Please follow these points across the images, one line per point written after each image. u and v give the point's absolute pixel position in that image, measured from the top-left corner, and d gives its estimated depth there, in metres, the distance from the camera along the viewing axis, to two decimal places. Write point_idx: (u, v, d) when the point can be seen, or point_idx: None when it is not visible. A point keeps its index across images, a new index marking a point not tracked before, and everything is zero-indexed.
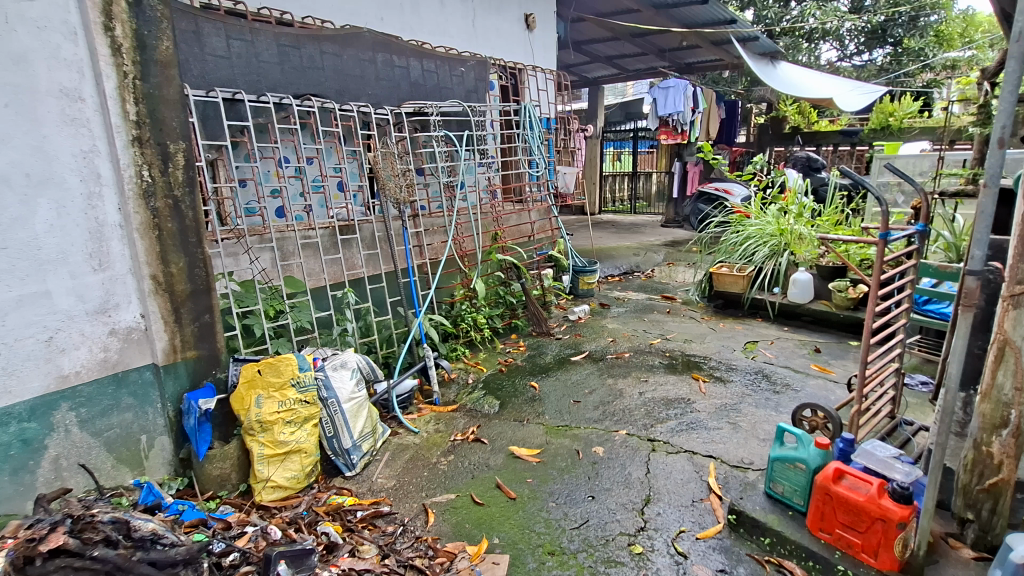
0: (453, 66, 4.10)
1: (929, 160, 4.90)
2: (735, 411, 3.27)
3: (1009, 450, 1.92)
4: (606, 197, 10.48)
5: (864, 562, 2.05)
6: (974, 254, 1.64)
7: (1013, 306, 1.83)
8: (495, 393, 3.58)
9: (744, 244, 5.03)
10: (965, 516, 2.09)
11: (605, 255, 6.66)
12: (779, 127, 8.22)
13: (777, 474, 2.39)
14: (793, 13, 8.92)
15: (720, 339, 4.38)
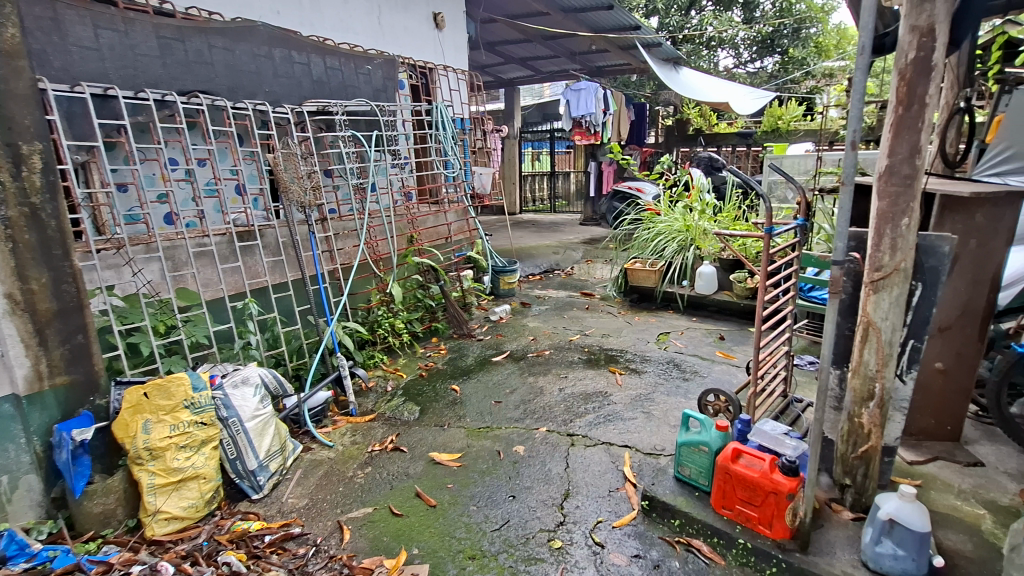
0: (359, 64, 3.97)
1: (811, 160, 5.39)
2: (648, 400, 3.42)
3: (876, 419, 2.16)
4: (527, 197, 10.63)
5: (761, 533, 2.21)
6: (838, 245, 1.81)
7: (874, 291, 2.03)
8: (415, 399, 3.51)
9: (654, 240, 5.28)
10: (844, 482, 2.30)
11: (526, 254, 6.75)
12: (683, 129, 8.73)
13: (684, 458, 2.52)
14: (692, 21, 9.50)
15: (634, 332, 4.57)
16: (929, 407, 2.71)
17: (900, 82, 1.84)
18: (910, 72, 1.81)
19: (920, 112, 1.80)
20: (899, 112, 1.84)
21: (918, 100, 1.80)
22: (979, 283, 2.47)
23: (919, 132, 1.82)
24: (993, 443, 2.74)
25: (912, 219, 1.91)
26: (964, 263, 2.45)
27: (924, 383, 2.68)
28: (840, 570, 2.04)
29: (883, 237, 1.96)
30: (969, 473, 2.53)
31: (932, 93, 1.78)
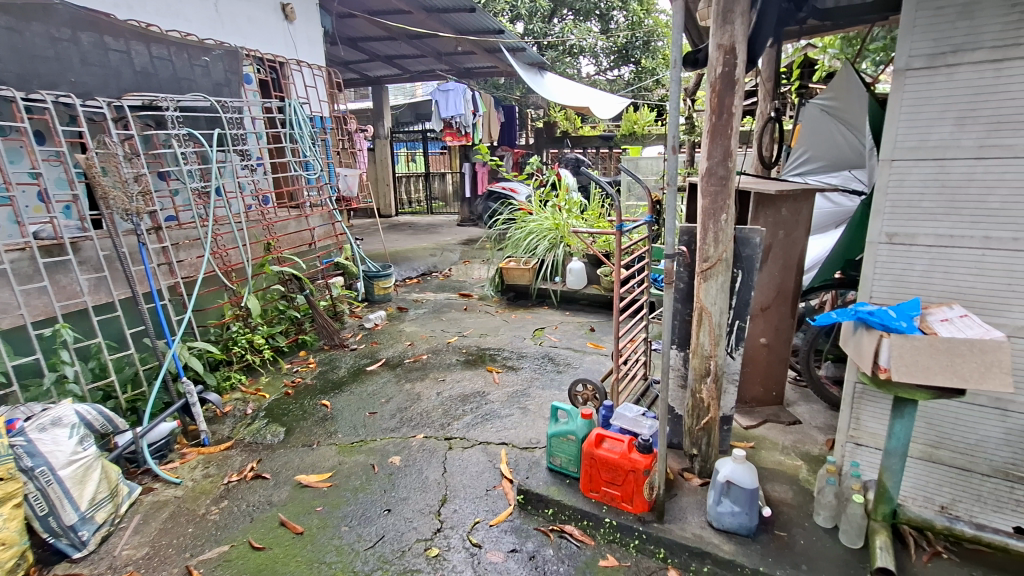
0: (194, 55, 3.59)
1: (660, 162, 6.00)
2: (524, 395, 3.51)
3: (713, 393, 2.42)
4: (402, 199, 10.41)
5: (624, 510, 2.37)
6: (668, 241, 2.00)
7: (704, 280, 2.27)
8: (280, 420, 3.26)
9: (527, 239, 5.44)
10: (692, 452, 2.55)
11: (401, 258, 6.60)
12: (551, 131, 9.12)
13: (555, 448, 2.62)
14: (554, 29, 9.97)
15: (511, 330, 4.67)
16: (758, 377, 3.11)
17: (712, 92, 2.07)
18: (719, 85, 2.05)
19: (728, 120, 2.04)
20: (713, 120, 2.07)
21: (726, 110, 2.04)
22: (788, 268, 2.89)
23: (729, 138, 2.07)
24: (807, 403, 3.22)
25: (729, 214, 2.17)
26: (776, 251, 2.84)
27: (752, 356, 3.06)
28: (691, 533, 2.25)
29: (707, 231, 2.21)
30: (789, 431, 2.95)
31: (736, 105, 2.03)
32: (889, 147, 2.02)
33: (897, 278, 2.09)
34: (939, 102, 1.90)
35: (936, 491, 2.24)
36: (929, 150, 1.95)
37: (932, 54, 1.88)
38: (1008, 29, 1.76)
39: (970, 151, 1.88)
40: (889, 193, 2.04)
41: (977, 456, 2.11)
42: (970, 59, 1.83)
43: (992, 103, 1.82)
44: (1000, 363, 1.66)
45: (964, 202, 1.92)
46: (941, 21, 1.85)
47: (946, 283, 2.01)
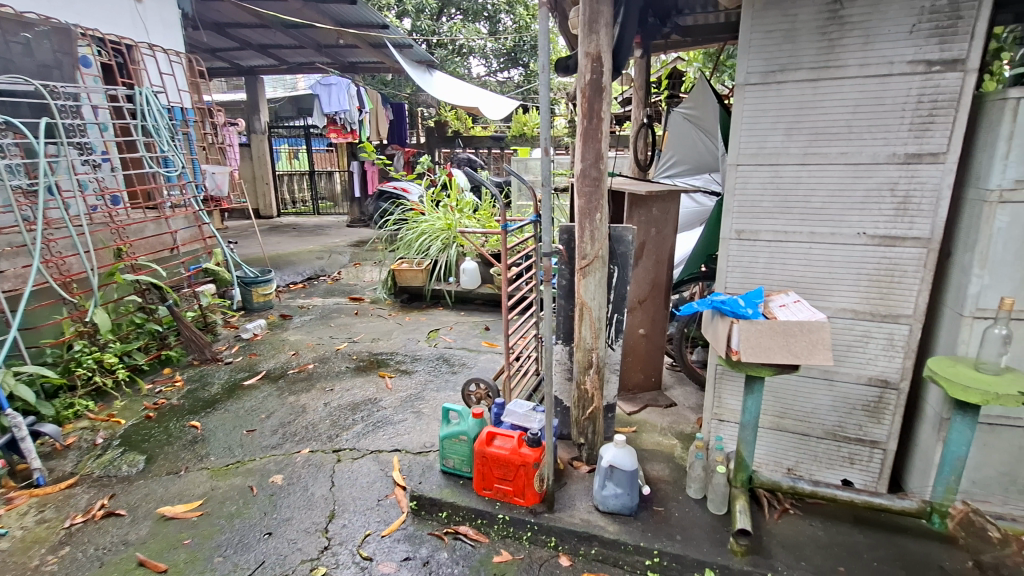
0: (9, 29, 3.14)
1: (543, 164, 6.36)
2: (418, 399, 3.45)
3: (595, 383, 2.56)
4: (285, 198, 9.77)
5: (516, 504, 2.43)
6: (545, 239, 2.08)
7: (584, 276, 2.39)
8: (138, 447, 2.90)
9: (418, 240, 5.33)
10: (580, 441, 2.68)
11: (284, 261, 6.18)
12: (443, 131, 9.06)
13: (448, 450, 2.60)
14: (443, 28, 9.92)
15: (405, 333, 4.56)
16: (638, 365, 3.33)
17: (582, 97, 2.18)
18: (588, 91, 2.16)
19: (597, 125, 2.16)
20: (584, 125, 2.19)
21: (596, 115, 2.16)
22: (660, 263, 3.12)
23: (599, 142, 2.19)
24: (681, 386, 3.52)
25: (603, 214, 2.31)
26: (649, 248, 3.07)
27: (632, 345, 3.27)
28: (579, 519, 2.36)
29: (584, 229, 2.32)
30: (667, 413, 3.20)
31: (605, 110, 2.16)
32: (735, 153, 2.26)
33: (745, 270, 2.36)
34: (772, 113, 2.16)
35: (783, 455, 2.56)
36: (766, 156, 2.21)
37: (765, 71, 2.13)
38: (821, 52, 2.04)
39: (798, 157, 2.16)
40: (737, 194, 2.29)
41: (813, 422, 2.44)
42: (794, 77, 2.10)
43: (812, 117, 2.11)
44: (822, 340, 1.95)
45: (795, 202, 2.20)
46: (770, 43, 2.10)
47: (783, 273, 2.30)
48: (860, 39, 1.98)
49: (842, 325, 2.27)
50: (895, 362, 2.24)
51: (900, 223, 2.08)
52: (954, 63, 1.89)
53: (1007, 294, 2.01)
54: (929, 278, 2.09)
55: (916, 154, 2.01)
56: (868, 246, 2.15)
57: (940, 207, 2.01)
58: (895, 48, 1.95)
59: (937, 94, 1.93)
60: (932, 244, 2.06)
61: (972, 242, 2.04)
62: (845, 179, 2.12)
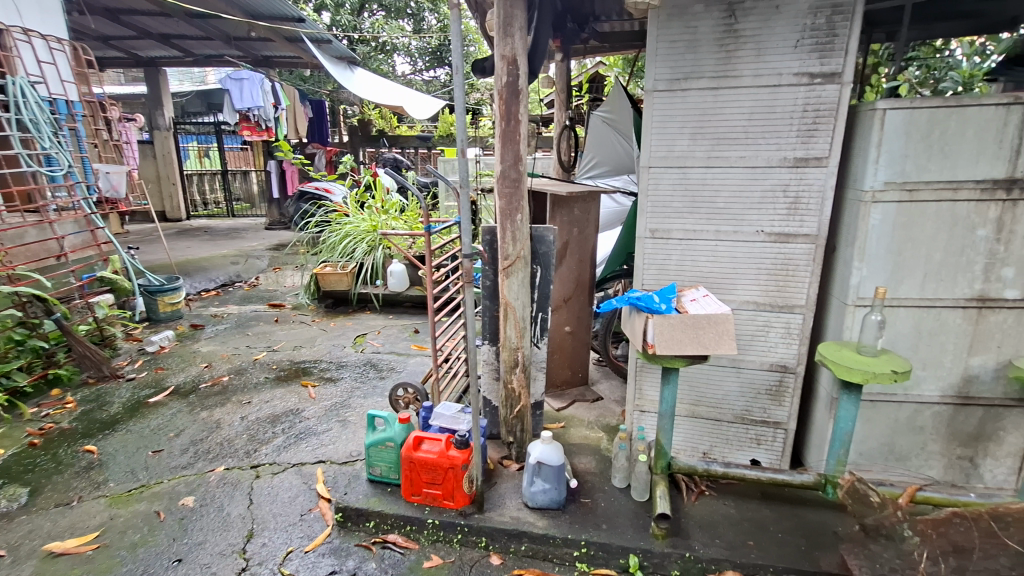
0: None
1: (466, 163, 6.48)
2: (344, 407, 3.34)
3: (521, 382, 2.60)
4: (195, 200, 9.13)
5: (446, 507, 2.41)
6: (465, 240, 2.09)
7: (507, 276, 2.43)
8: (20, 480, 2.59)
9: (342, 242, 5.15)
10: (510, 440, 2.71)
11: (194, 267, 5.77)
12: (367, 130, 8.81)
13: (374, 458, 2.54)
14: (364, 24, 9.65)
15: (330, 339, 4.40)
16: (565, 362, 3.42)
17: (499, 100, 2.21)
18: (505, 93, 2.19)
19: (515, 127, 2.20)
20: (502, 126, 2.22)
21: (513, 117, 2.20)
22: (583, 262, 3.22)
23: (517, 144, 2.23)
24: (607, 380, 3.64)
25: (523, 215, 2.35)
26: (572, 247, 3.16)
27: (558, 343, 3.35)
28: (509, 517, 2.38)
29: (506, 230, 2.36)
30: (593, 407, 3.30)
31: (522, 112, 2.20)
32: (648, 156, 2.37)
33: (660, 268, 2.48)
34: (678, 119, 2.29)
35: (699, 440, 2.72)
36: (674, 159, 2.33)
37: (671, 79, 2.25)
38: (720, 63, 2.19)
39: (703, 160, 2.30)
40: (650, 195, 2.40)
41: (724, 407, 2.62)
42: (696, 85, 2.23)
43: (714, 122, 2.25)
44: (728, 331, 2.08)
45: (701, 202, 2.35)
46: (675, 52, 2.23)
47: (694, 269, 2.44)
48: (753, 52, 2.14)
49: (746, 316, 2.45)
50: (792, 349, 2.44)
51: (792, 221, 2.28)
52: (832, 76, 2.09)
53: (881, 284, 2.25)
54: (818, 272, 2.30)
55: (804, 158, 2.20)
56: (765, 243, 2.33)
57: (824, 206, 2.22)
58: (783, 61, 2.12)
59: (820, 104, 2.13)
60: (820, 240, 2.27)
61: (852, 238, 2.27)
62: (745, 181, 2.28)
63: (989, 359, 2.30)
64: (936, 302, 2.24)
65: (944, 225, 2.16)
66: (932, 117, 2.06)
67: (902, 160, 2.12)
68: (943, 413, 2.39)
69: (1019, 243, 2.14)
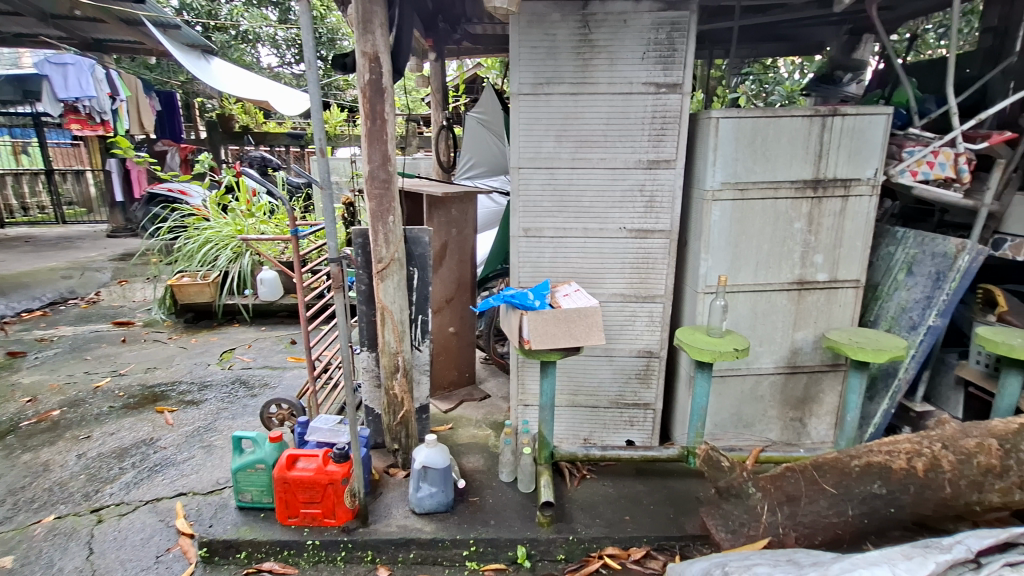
0: None
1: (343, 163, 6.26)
2: (208, 431, 3.03)
3: (403, 387, 2.55)
4: (13, 205, 7.85)
5: (328, 525, 2.29)
6: (330, 244, 2.00)
7: (382, 280, 2.39)
8: None
9: (202, 250, 4.66)
10: (395, 447, 2.65)
11: (10, 285, 4.87)
12: (229, 126, 8.05)
13: (243, 483, 2.34)
14: (221, 10, 8.82)
15: (191, 357, 3.96)
16: (451, 363, 3.41)
17: (363, 98, 2.16)
18: (368, 91, 2.16)
19: (381, 126, 2.17)
20: (367, 125, 2.18)
21: (378, 116, 2.17)
22: (463, 262, 3.25)
23: (385, 144, 2.20)
24: (494, 377, 3.70)
25: (395, 216, 2.33)
26: (452, 247, 3.17)
27: (444, 344, 3.34)
28: (396, 526, 2.32)
29: (378, 233, 2.32)
30: (481, 405, 3.33)
31: (387, 111, 2.17)
32: (517, 157, 2.44)
33: (534, 265, 2.57)
34: (543, 122, 2.38)
35: (580, 428, 2.86)
36: (542, 161, 2.43)
37: (534, 83, 2.34)
38: (578, 70, 2.31)
39: (568, 162, 2.42)
40: (521, 196, 2.48)
41: (600, 394, 2.78)
42: (558, 90, 2.34)
43: (576, 126, 2.38)
44: (596, 323, 2.21)
45: (569, 202, 2.47)
46: (537, 58, 2.31)
47: (565, 266, 2.56)
48: (606, 61, 2.30)
49: (615, 307, 2.62)
50: (655, 335, 2.67)
51: (649, 218, 2.48)
52: (674, 86, 2.31)
53: (724, 272, 2.53)
54: (672, 264, 2.53)
55: (655, 160, 2.41)
56: (627, 239, 2.51)
57: (674, 204, 2.45)
58: (633, 71, 2.31)
59: (666, 112, 2.34)
60: (673, 235, 2.50)
61: (699, 232, 2.53)
62: (607, 182, 2.44)
63: (809, 333, 2.69)
64: (768, 286, 2.58)
65: (769, 220, 2.49)
66: (755, 126, 2.37)
67: (734, 163, 2.40)
68: (778, 381, 2.76)
69: (826, 233, 2.54)
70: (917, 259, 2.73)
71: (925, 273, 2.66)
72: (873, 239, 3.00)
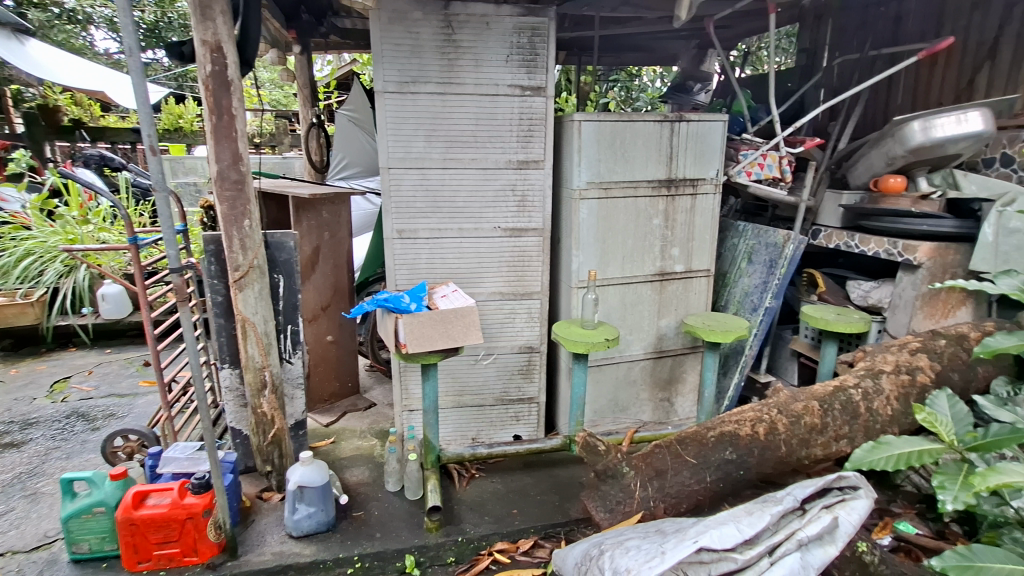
0: None
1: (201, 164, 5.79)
2: (34, 477, 2.57)
3: (273, 403, 2.37)
4: None
5: (189, 565, 2.06)
6: (170, 253, 1.81)
7: (240, 290, 2.20)
8: None
9: (20, 264, 3.95)
10: (267, 470, 2.46)
11: None
12: (55, 118, 6.89)
13: (77, 533, 2.02)
14: None
15: (10, 392, 3.34)
16: (331, 373, 3.24)
17: (205, 93, 1.99)
18: (212, 84, 1.98)
19: (230, 123, 2.02)
20: (213, 122, 2.01)
21: (226, 112, 2.02)
22: (339, 266, 3.12)
23: (234, 142, 2.05)
24: (381, 385, 3.58)
25: (252, 220, 2.16)
26: (325, 252, 3.02)
27: (322, 354, 3.17)
28: (270, 554, 2.15)
29: (232, 238, 2.14)
30: (366, 415, 3.21)
31: (236, 107, 2.03)
32: (386, 157, 2.37)
33: (411, 267, 2.52)
34: (411, 121, 2.34)
35: (467, 428, 2.86)
36: (412, 161, 2.38)
37: (399, 81, 2.29)
38: (443, 69, 2.31)
39: (439, 162, 2.40)
40: (392, 196, 2.41)
41: (485, 392, 2.81)
42: (424, 89, 2.31)
43: (445, 126, 2.37)
44: (474, 323, 2.21)
45: (442, 202, 2.45)
46: (401, 56, 2.27)
47: (443, 266, 2.54)
48: (471, 63, 2.32)
49: (494, 305, 2.66)
50: (535, 331, 2.75)
51: (522, 217, 2.55)
52: (538, 89, 2.40)
53: (594, 267, 2.68)
54: (547, 261, 2.62)
55: (524, 161, 2.48)
56: (503, 238, 2.56)
57: (545, 203, 2.54)
58: (498, 74, 2.35)
59: (532, 114, 2.42)
60: (545, 233, 2.59)
61: (570, 230, 2.65)
62: (479, 182, 2.46)
63: (671, 320, 2.94)
64: (633, 279, 2.77)
65: (631, 217, 2.68)
66: (613, 129, 2.53)
67: (597, 164, 2.55)
68: (647, 366, 2.98)
69: (680, 228, 2.79)
70: (755, 249, 3.11)
71: (761, 261, 3.04)
72: (721, 232, 3.36)
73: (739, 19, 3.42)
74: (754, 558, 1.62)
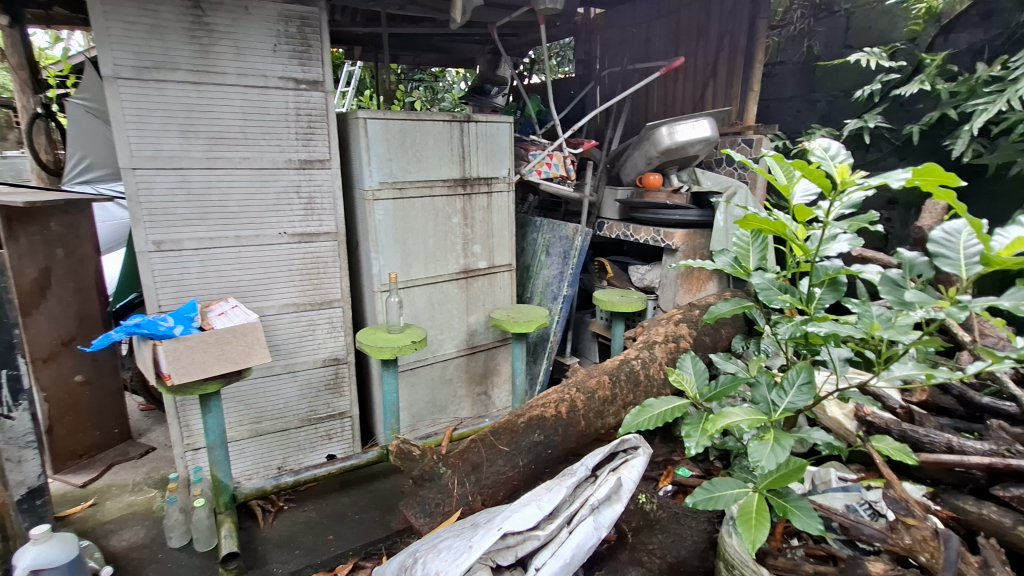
0: None
1: None
2: None
3: None
4: None
5: None
6: None
7: None
8: None
9: None
10: None
11: None
12: None
13: None
14: None
15: None
16: (87, 422, 2.66)
17: None
18: None
19: None
20: None
21: None
22: (83, 290, 2.58)
23: None
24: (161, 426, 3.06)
25: None
26: (59, 273, 2.47)
27: (69, 401, 2.57)
28: None
29: None
30: (140, 464, 2.70)
31: None
32: (127, 156, 1.98)
33: (177, 285, 2.16)
34: (159, 114, 2.00)
35: (270, 457, 2.57)
36: (165, 160, 2.04)
37: (137, 67, 1.94)
38: (195, 55, 2.02)
39: (201, 162, 2.10)
40: (142, 202, 2.03)
41: (288, 415, 2.56)
42: (173, 77, 2.00)
43: (204, 121, 2.07)
44: (258, 341, 1.97)
45: (211, 208, 2.15)
46: (136, 36, 1.92)
47: (219, 280, 2.23)
48: (230, 50, 2.07)
49: (288, 319, 2.42)
50: (339, 341, 2.59)
51: (311, 221, 2.36)
52: (315, 83, 2.25)
53: (395, 269, 2.61)
54: (344, 265, 2.48)
55: (307, 160, 2.30)
56: (290, 244, 2.34)
57: (335, 205, 2.40)
58: (266, 64, 2.14)
59: (310, 110, 2.26)
60: (339, 236, 2.44)
61: (367, 232, 2.54)
62: (255, 183, 2.21)
63: (480, 315, 3.02)
64: (438, 278, 2.78)
65: (429, 216, 2.67)
66: (402, 128, 2.50)
67: (388, 163, 2.49)
68: (461, 363, 3.02)
69: (479, 226, 2.87)
70: (550, 242, 3.35)
71: (557, 253, 3.29)
72: (521, 228, 3.56)
73: (522, 29, 3.66)
74: (555, 530, 1.73)
